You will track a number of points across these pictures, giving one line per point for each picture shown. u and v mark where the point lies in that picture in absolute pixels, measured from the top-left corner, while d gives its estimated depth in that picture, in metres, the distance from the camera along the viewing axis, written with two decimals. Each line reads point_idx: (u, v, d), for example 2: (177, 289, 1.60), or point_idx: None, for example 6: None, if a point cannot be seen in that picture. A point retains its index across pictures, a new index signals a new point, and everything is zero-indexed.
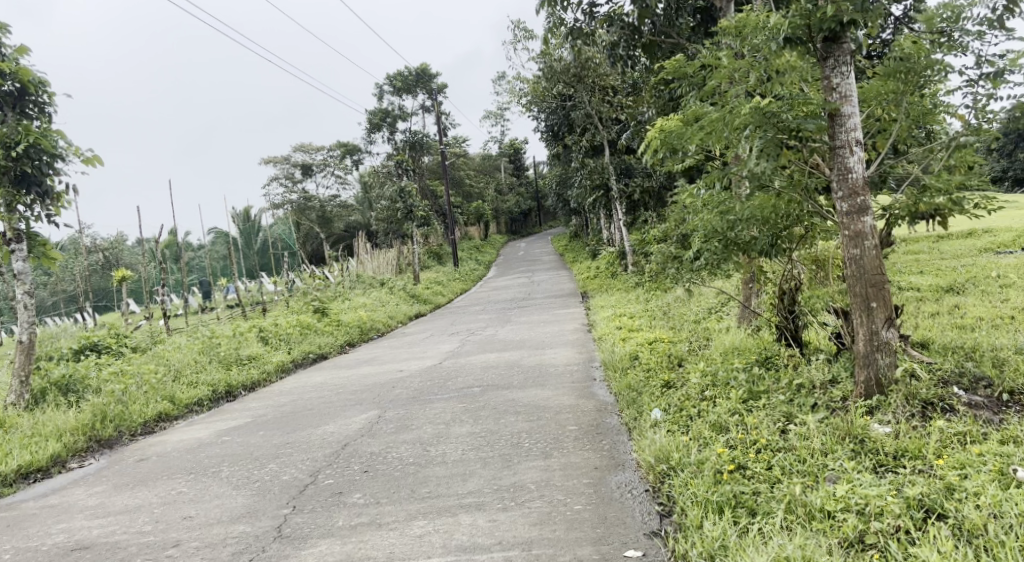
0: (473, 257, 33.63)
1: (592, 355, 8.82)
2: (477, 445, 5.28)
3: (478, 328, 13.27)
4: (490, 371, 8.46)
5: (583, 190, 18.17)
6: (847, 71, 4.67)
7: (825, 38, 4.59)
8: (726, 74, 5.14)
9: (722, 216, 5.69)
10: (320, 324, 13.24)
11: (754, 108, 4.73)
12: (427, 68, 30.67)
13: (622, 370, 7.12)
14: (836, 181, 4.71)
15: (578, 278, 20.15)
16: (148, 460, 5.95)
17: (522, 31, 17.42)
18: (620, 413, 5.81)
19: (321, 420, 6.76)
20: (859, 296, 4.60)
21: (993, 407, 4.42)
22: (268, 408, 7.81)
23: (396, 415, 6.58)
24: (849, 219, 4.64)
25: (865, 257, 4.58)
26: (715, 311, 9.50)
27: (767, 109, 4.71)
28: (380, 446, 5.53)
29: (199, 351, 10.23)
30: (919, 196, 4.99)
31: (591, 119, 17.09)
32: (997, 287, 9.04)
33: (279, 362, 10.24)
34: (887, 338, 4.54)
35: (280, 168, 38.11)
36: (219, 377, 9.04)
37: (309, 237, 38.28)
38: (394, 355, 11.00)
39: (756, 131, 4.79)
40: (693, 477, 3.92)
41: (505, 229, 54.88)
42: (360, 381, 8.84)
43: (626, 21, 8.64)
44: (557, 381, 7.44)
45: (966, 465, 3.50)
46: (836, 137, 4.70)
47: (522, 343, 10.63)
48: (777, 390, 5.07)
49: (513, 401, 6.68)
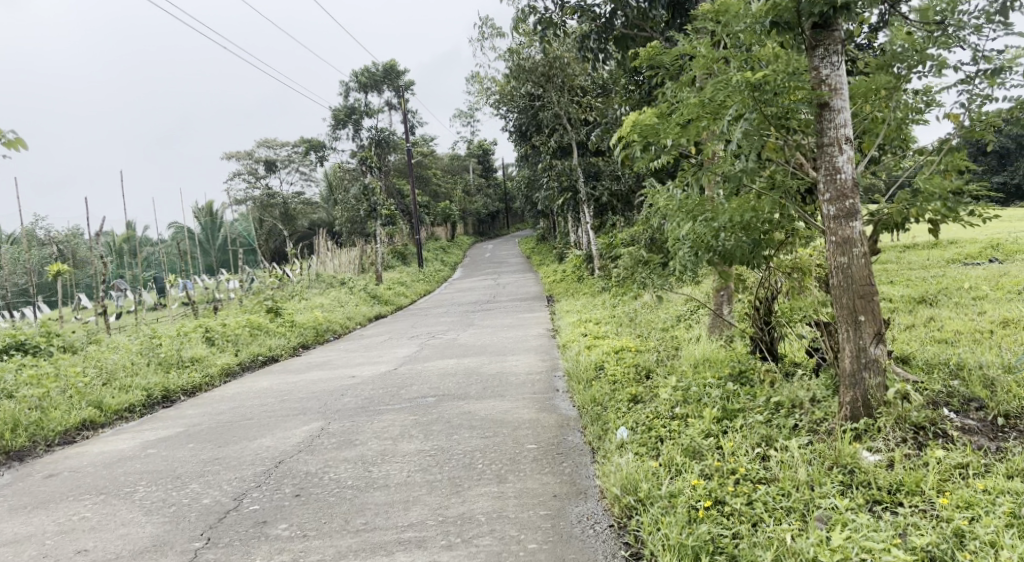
0: (439, 258, 33.05)
1: (555, 364, 8.35)
2: (424, 466, 4.78)
3: (439, 331, 12.73)
4: (446, 380, 7.94)
5: (551, 192, 17.91)
6: (837, 60, 4.27)
7: (815, 23, 4.18)
8: (704, 63, 4.69)
9: (702, 220, 5.11)
10: (272, 324, 12.58)
11: (737, 92, 4.30)
12: (395, 64, 30.02)
13: (586, 382, 6.65)
14: (823, 182, 4.30)
15: (545, 281, 19.73)
16: (57, 477, 5.32)
17: (490, 27, 16.95)
18: (583, 429, 5.37)
19: (257, 432, 6.19)
20: (846, 308, 4.18)
21: (988, 433, 4.06)
22: (204, 416, 7.19)
23: (341, 428, 6.04)
24: (837, 223, 4.23)
25: (853, 266, 4.17)
26: (684, 318, 9.13)
27: (753, 96, 4.28)
28: (317, 466, 5.01)
29: (137, 351, 9.53)
30: (910, 201, 4.59)
31: (559, 120, 16.68)
32: (970, 299, 8.81)
33: (224, 365, 9.58)
34: (876, 355, 4.13)
35: (242, 163, 37.07)
36: (154, 381, 8.37)
37: (272, 234, 37.23)
38: (348, 359, 10.39)
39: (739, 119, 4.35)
40: (665, 514, 3.48)
41: (472, 231, 54.30)
42: (308, 387, 8.25)
43: (597, 14, 8.29)
44: (517, 391, 6.97)
45: (973, 505, 3.13)
46: (824, 133, 4.30)
47: (483, 349, 10.14)
48: (754, 409, 4.67)
49: (468, 414, 6.17)
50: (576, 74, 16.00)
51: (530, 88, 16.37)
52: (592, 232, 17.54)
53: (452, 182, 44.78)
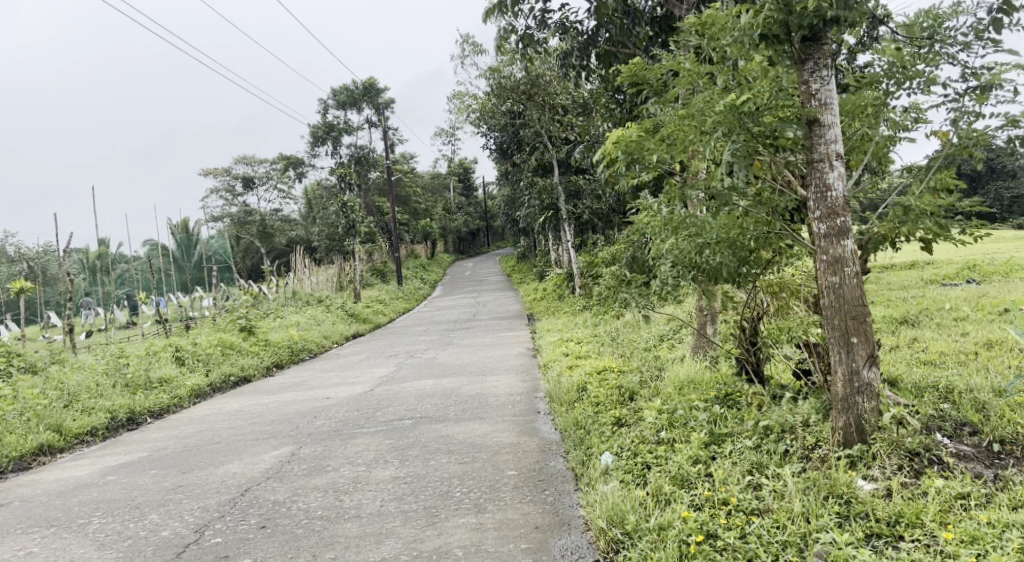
0: (419, 276, 32.80)
1: (535, 385, 8.13)
2: (398, 495, 4.58)
3: (418, 351, 12.46)
4: (424, 401, 7.70)
5: (532, 210, 17.78)
6: (828, 74, 4.15)
7: (803, 37, 4.08)
8: (688, 78, 4.57)
9: (690, 238, 4.96)
10: (245, 343, 12.25)
11: (730, 108, 4.16)
12: (375, 82, 29.93)
13: (568, 404, 6.45)
14: (813, 199, 4.18)
15: (525, 300, 19.55)
16: (8, 507, 5.04)
17: (471, 45, 16.88)
18: (565, 454, 5.16)
19: (225, 457, 5.92)
20: (837, 329, 4.04)
21: (985, 461, 3.90)
22: (170, 440, 6.90)
23: (312, 453, 5.80)
24: (827, 242, 4.10)
25: (844, 285, 4.03)
26: (667, 338, 8.99)
27: (743, 111, 4.16)
28: (285, 494, 4.78)
29: (103, 372, 9.19)
30: (900, 220, 4.47)
31: (540, 138, 16.59)
32: (951, 320, 8.77)
33: (194, 386, 9.26)
34: (869, 379, 3.98)
35: (220, 180, 36.64)
36: (119, 402, 8.05)
37: (249, 251, 36.73)
38: (323, 380, 10.10)
39: (729, 135, 4.22)
40: (654, 549, 3.30)
41: (453, 248, 54.12)
42: (280, 409, 7.98)
43: (580, 31, 8.21)
44: (497, 414, 6.76)
45: (977, 539, 2.99)
46: (814, 149, 4.18)
47: (462, 368, 9.92)
48: (742, 435, 4.51)
49: (446, 437, 5.94)
50: (558, 92, 15.91)
51: (511, 105, 16.26)
52: (573, 250, 17.41)
53: (433, 200, 44.59)
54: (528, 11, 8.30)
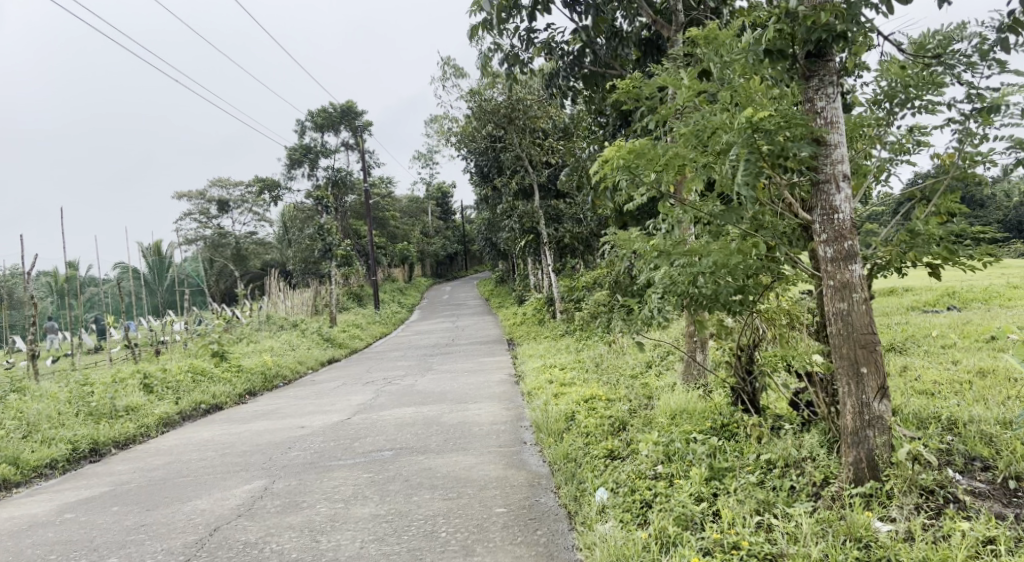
0: (396, 300, 32.38)
1: (520, 414, 7.83)
2: (380, 535, 4.31)
3: (396, 377, 12.10)
4: (404, 430, 7.39)
5: (512, 234, 17.57)
6: (833, 92, 4.02)
7: (809, 52, 3.94)
8: (685, 97, 4.41)
9: (685, 262, 4.73)
10: (217, 369, 11.82)
11: (748, 123, 3.89)
12: (353, 104, 29.77)
13: (556, 434, 6.19)
14: (819, 222, 4.00)
15: (505, 324, 19.28)
16: None
17: (452, 68, 16.77)
18: (556, 489, 4.90)
19: (193, 492, 5.57)
20: (847, 359, 3.83)
21: (1003, 497, 3.73)
22: (136, 472, 6.52)
23: (287, 488, 5.48)
24: (834, 267, 3.91)
25: (853, 312, 3.84)
26: (653, 365, 8.76)
27: (764, 126, 3.92)
28: (257, 534, 4.46)
29: (66, 400, 8.73)
30: (909, 245, 4.33)
31: (520, 162, 16.45)
32: (939, 347, 8.66)
33: (162, 414, 8.83)
34: (880, 411, 3.78)
35: (194, 203, 36.06)
36: (82, 432, 7.62)
37: (223, 274, 36.13)
38: (298, 408, 9.72)
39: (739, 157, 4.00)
40: None
41: (430, 272, 53.80)
42: (253, 439, 7.61)
43: (566, 50, 8.06)
44: (481, 444, 6.47)
45: None
46: (819, 170, 4.02)
47: (443, 395, 9.60)
48: (744, 469, 4.31)
49: (429, 471, 5.64)
50: (539, 115, 15.80)
51: (492, 129, 16.09)
52: (553, 275, 17.19)
53: (411, 224, 44.28)
54: (513, 30, 8.16)
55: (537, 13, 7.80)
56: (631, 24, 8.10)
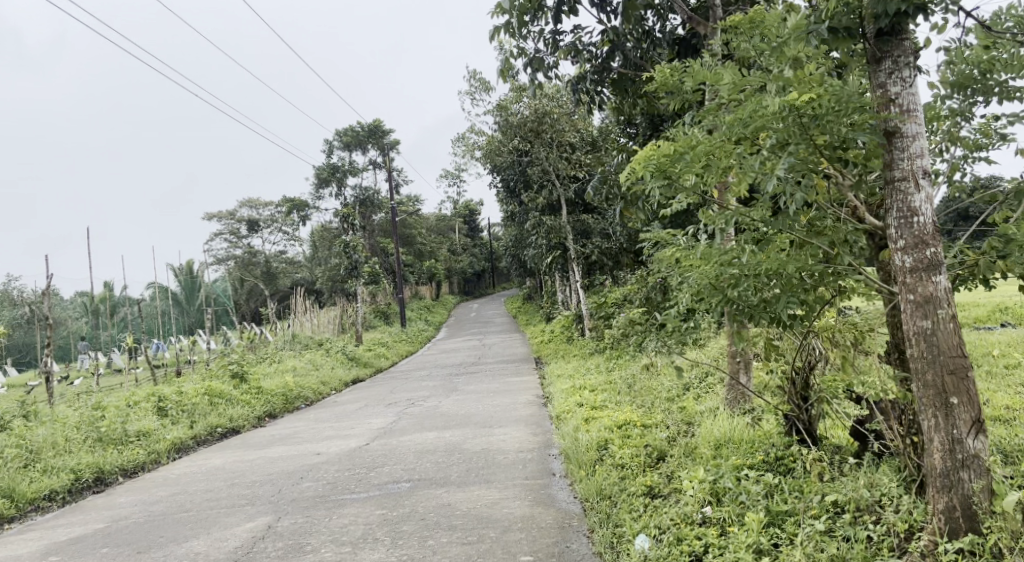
0: (424, 317, 32.01)
1: (548, 440, 7.27)
2: None
3: (420, 398, 11.61)
4: (424, 459, 6.87)
5: (540, 249, 17.01)
6: (909, 76, 3.44)
7: (879, 32, 3.37)
8: (730, 90, 3.85)
9: (725, 263, 4.21)
10: (236, 391, 11.40)
11: (786, 105, 3.43)
12: (380, 123, 29.62)
13: (587, 466, 5.64)
14: (895, 226, 3.42)
15: (533, 342, 18.72)
16: None
17: (478, 82, 16.40)
18: (588, 533, 4.38)
19: (190, 531, 5.12)
20: (932, 388, 3.25)
21: None
22: (135, 506, 6.09)
23: (291, 527, 4.99)
24: (913, 278, 3.33)
25: (938, 332, 3.25)
26: (691, 387, 8.13)
27: (810, 113, 3.43)
28: None
29: (74, 425, 8.35)
30: (997, 254, 3.74)
31: (547, 176, 15.93)
32: (1003, 367, 7.91)
33: (174, 439, 8.41)
34: (975, 450, 3.18)
35: (224, 223, 36.16)
36: (86, 461, 7.21)
37: (252, 293, 36.15)
38: (316, 432, 9.23)
39: (786, 137, 3.52)
40: None
41: (458, 289, 53.52)
42: (264, 467, 7.15)
43: (595, 52, 7.55)
44: (506, 476, 5.92)
45: None
46: (894, 165, 3.43)
47: (468, 419, 9.07)
48: (807, 512, 3.76)
49: (447, 508, 5.10)
50: (566, 129, 15.33)
51: (518, 143, 15.62)
52: (581, 291, 16.60)
53: (438, 241, 44.00)
54: (537, 33, 7.68)
55: (563, 15, 7.31)
56: (664, 24, 7.59)
